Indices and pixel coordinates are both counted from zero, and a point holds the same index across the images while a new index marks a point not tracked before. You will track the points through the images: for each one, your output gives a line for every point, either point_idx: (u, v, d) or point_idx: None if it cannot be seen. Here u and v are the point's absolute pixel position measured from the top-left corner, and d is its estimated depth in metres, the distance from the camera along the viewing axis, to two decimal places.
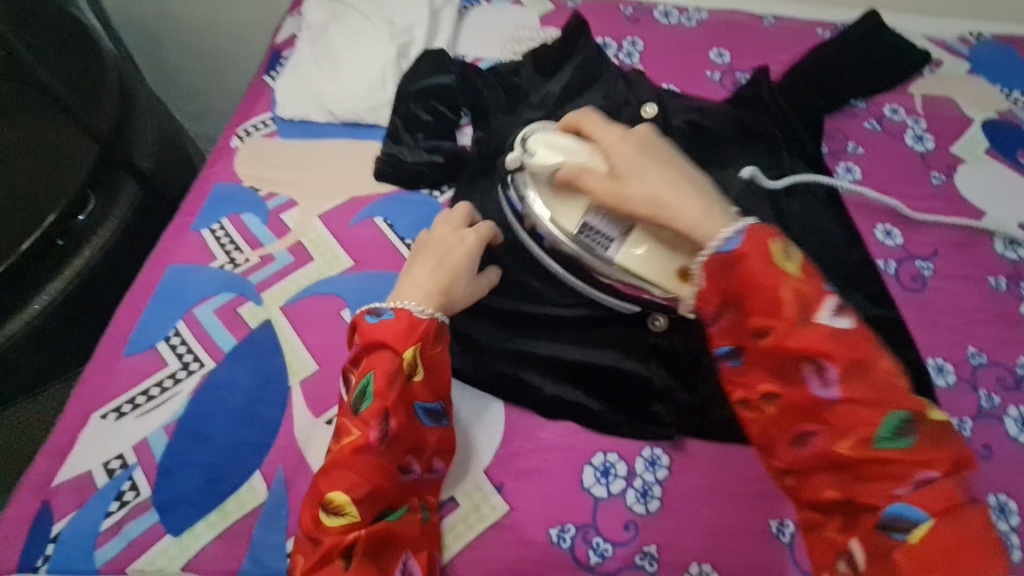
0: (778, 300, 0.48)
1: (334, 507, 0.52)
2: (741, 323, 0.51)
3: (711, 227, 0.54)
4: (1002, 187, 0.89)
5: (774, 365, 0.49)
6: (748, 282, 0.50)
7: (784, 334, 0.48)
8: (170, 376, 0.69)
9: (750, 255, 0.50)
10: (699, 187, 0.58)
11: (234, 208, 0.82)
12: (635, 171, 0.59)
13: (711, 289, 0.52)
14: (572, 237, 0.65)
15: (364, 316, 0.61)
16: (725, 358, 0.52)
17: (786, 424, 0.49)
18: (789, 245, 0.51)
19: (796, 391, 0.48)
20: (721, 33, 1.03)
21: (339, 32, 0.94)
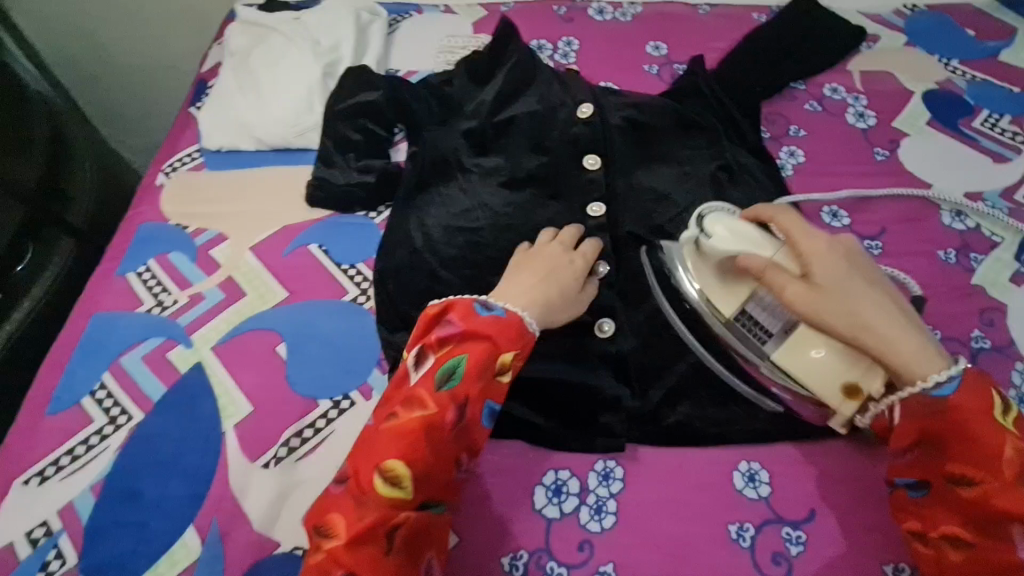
0: (997, 456, 0.49)
1: (392, 476, 0.52)
2: (939, 464, 0.52)
3: (923, 367, 0.51)
4: (948, 157, 0.87)
5: (975, 517, 0.50)
6: (963, 433, 0.50)
7: (993, 491, 0.49)
8: (97, 432, 0.67)
9: (964, 407, 0.50)
10: (908, 318, 0.53)
11: (161, 248, 0.80)
12: (842, 287, 0.53)
13: (909, 426, 0.52)
14: (726, 321, 0.59)
15: (473, 305, 0.59)
16: (908, 488, 0.54)
17: (976, 573, 0.50)
18: (1004, 399, 0.52)
19: (994, 548, 0.49)
20: (656, 25, 1.02)
21: (261, 55, 0.91)
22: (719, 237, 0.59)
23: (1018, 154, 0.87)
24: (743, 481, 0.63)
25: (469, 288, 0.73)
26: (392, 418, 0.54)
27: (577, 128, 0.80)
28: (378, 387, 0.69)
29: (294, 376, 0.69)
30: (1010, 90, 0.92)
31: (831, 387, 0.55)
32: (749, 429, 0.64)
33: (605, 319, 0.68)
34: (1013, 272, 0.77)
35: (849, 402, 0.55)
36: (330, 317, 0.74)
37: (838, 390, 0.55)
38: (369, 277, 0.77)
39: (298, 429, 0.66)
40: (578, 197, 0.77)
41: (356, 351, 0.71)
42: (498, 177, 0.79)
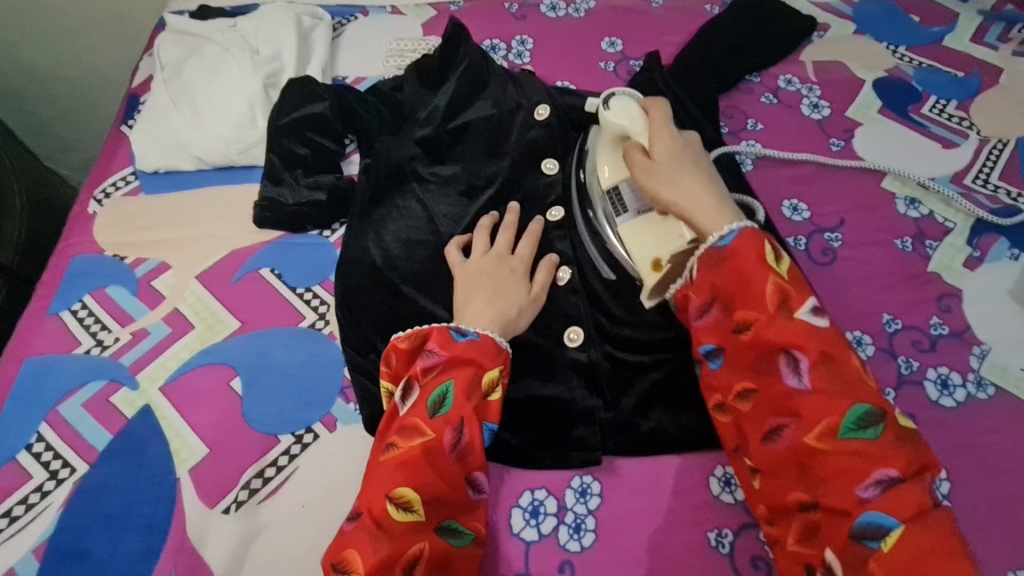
0: (762, 294, 0.52)
1: (403, 502, 0.51)
2: (726, 318, 0.55)
3: (715, 222, 0.56)
4: (899, 145, 0.88)
5: (752, 360, 0.53)
6: (740, 277, 0.54)
7: (762, 327, 0.52)
8: (38, 489, 0.62)
9: (740, 252, 0.54)
10: (722, 194, 0.58)
11: (97, 282, 0.75)
12: (673, 166, 0.60)
13: (704, 282, 0.56)
14: (602, 193, 0.67)
15: (449, 331, 0.59)
16: (709, 356, 0.56)
17: (760, 417, 0.53)
18: (779, 249, 0.55)
19: (771, 385, 0.52)
20: (610, 20, 1.00)
21: (196, 66, 0.85)
22: (614, 112, 0.65)
23: (964, 139, 0.89)
24: (719, 486, 0.63)
25: (434, 302, 0.69)
26: (391, 449, 0.54)
27: (535, 131, 0.76)
28: (342, 418, 0.66)
29: (251, 411, 0.66)
30: (954, 75, 0.94)
31: (645, 254, 0.62)
32: (722, 432, 0.64)
33: (573, 328, 0.66)
34: (966, 257, 0.79)
35: (653, 274, 0.61)
36: (287, 345, 0.70)
37: (647, 261, 0.61)
38: (328, 301, 0.73)
39: (259, 469, 0.63)
40: (537, 201, 0.74)
41: (316, 381, 0.68)
42: (455, 186, 0.76)
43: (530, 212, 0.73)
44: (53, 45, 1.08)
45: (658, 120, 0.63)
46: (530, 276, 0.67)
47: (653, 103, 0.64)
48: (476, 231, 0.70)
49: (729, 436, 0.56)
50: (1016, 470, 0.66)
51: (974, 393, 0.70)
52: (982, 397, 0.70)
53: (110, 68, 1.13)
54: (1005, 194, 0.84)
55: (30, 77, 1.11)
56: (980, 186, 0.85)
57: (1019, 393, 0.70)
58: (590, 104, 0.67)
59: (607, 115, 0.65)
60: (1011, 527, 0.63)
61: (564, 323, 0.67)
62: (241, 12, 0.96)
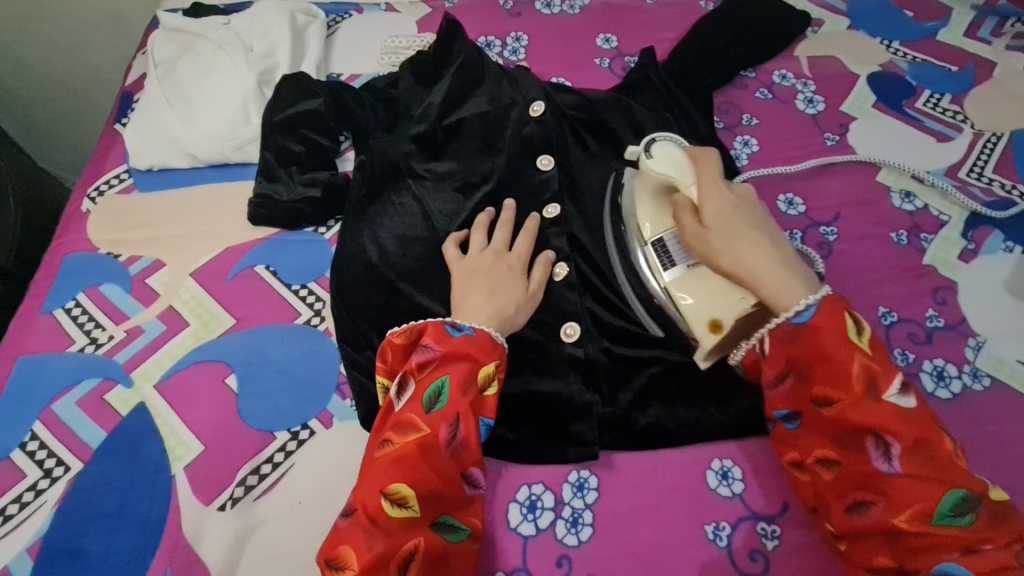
0: (846, 374, 0.51)
1: (398, 498, 0.51)
2: (805, 389, 0.53)
3: (789, 295, 0.53)
4: (894, 139, 0.89)
5: (836, 435, 0.52)
6: (820, 355, 0.52)
7: (846, 406, 0.51)
8: (31, 488, 0.62)
9: (821, 329, 0.52)
10: (789, 258, 0.55)
11: (91, 280, 0.74)
12: (731, 232, 0.56)
13: (777, 355, 0.54)
14: (644, 242, 0.63)
15: (444, 326, 0.58)
16: (783, 421, 0.55)
17: (843, 490, 0.52)
18: (860, 321, 0.53)
19: (857, 462, 0.51)
20: (605, 17, 1.00)
21: (189, 63, 0.85)
22: (657, 160, 0.62)
23: (958, 132, 0.89)
24: (716, 480, 0.62)
25: (430, 298, 0.69)
26: (386, 444, 0.54)
27: (529, 127, 0.76)
28: (338, 414, 0.65)
29: (247, 409, 0.66)
30: (948, 70, 0.94)
31: (702, 315, 0.58)
32: (720, 426, 0.64)
33: (569, 322, 0.66)
34: (961, 250, 0.79)
35: (711, 335, 0.58)
36: (283, 341, 0.70)
37: (704, 323, 0.58)
38: (323, 297, 0.73)
39: (255, 466, 0.63)
40: (533, 199, 0.73)
41: (312, 378, 0.68)
42: (451, 183, 0.76)
43: (526, 209, 0.73)
44: (46, 45, 1.08)
45: (708, 173, 0.59)
46: (527, 272, 0.67)
47: (701, 153, 0.60)
48: (473, 228, 0.70)
49: (807, 498, 0.55)
50: (1014, 461, 0.66)
51: (970, 384, 0.70)
52: (978, 388, 0.70)
53: (104, 68, 1.13)
54: (1000, 186, 0.84)
55: (22, 76, 1.11)
56: (974, 179, 0.85)
57: (1015, 384, 0.70)
58: (629, 152, 0.64)
59: (649, 163, 0.62)
60: None
61: (559, 317, 0.66)
62: (235, 10, 0.96)
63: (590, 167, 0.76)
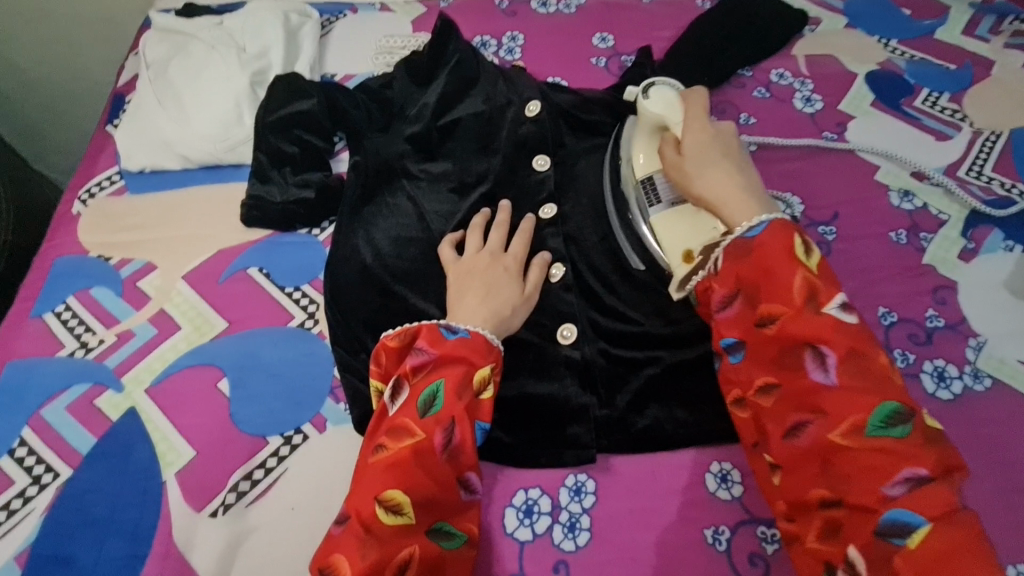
0: (789, 287, 0.51)
1: (392, 505, 0.50)
2: (751, 310, 0.53)
3: (741, 214, 0.56)
4: (893, 137, 0.88)
5: (777, 354, 0.52)
6: (764, 272, 0.52)
7: (788, 322, 0.51)
8: (20, 495, 0.61)
9: (766, 245, 0.53)
10: (752, 187, 0.58)
11: (81, 283, 0.73)
12: (704, 162, 0.60)
13: (726, 273, 0.55)
14: (636, 182, 0.66)
15: (438, 329, 0.58)
16: (729, 350, 0.55)
17: (783, 414, 0.51)
18: (808, 242, 0.54)
19: (796, 380, 0.51)
20: (601, 16, 0.99)
21: (181, 64, 0.84)
22: (652, 101, 0.64)
23: (957, 131, 0.88)
24: (715, 483, 0.62)
25: (425, 300, 0.68)
26: (380, 450, 0.53)
27: (525, 127, 0.75)
28: (332, 418, 0.65)
29: (239, 413, 0.65)
30: (946, 68, 0.94)
31: (677, 244, 0.61)
32: (719, 429, 0.63)
33: (566, 324, 0.65)
34: (960, 249, 0.79)
35: (683, 265, 0.60)
36: (276, 345, 0.69)
37: (678, 251, 0.61)
38: (317, 300, 0.72)
39: (247, 471, 0.62)
40: (529, 198, 0.73)
41: (305, 381, 0.67)
42: (446, 183, 0.75)
43: (522, 210, 0.72)
44: (38, 47, 1.07)
45: (694, 112, 0.63)
46: (523, 273, 0.66)
47: (691, 93, 0.63)
48: (470, 229, 0.69)
49: (748, 432, 0.54)
50: (1016, 461, 0.65)
51: (970, 385, 0.69)
52: (979, 389, 0.69)
53: (97, 70, 1.12)
54: (999, 185, 0.84)
55: (15, 79, 1.10)
56: (974, 177, 0.85)
57: (1016, 385, 0.69)
58: (629, 93, 0.65)
59: (646, 104, 0.64)
60: (1010, 520, 0.62)
61: (556, 320, 0.66)
62: (228, 10, 0.95)
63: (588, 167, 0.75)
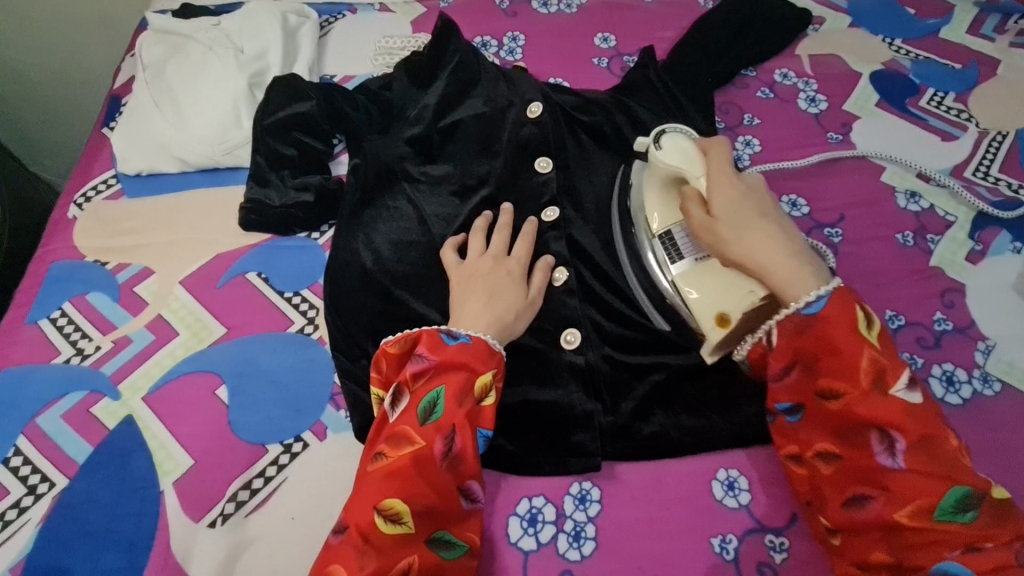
0: (855, 367, 0.49)
1: (392, 514, 0.49)
2: (811, 383, 0.51)
3: (798, 286, 0.51)
4: (898, 138, 0.87)
5: (839, 428, 0.50)
6: (827, 348, 0.50)
7: (853, 400, 0.49)
8: (15, 505, 0.60)
9: (831, 320, 0.50)
10: (799, 248, 0.53)
11: (77, 289, 0.72)
12: (742, 223, 0.54)
13: (784, 347, 0.52)
14: (652, 236, 0.63)
15: (439, 334, 0.57)
16: (785, 414, 0.53)
17: (842, 484, 0.50)
18: (869, 314, 0.51)
19: (859, 455, 0.49)
20: (603, 15, 0.98)
21: (178, 66, 0.83)
22: (665, 151, 0.60)
23: (963, 131, 0.87)
24: (722, 490, 0.61)
25: (426, 304, 0.67)
26: (380, 458, 0.52)
27: (527, 129, 0.74)
28: (332, 425, 0.64)
29: (238, 421, 0.64)
30: (951, 67, 0.93)
31: (709, 308, 0.57)
32: (725, 435, 0.62)
33: (569, 329, 0.64)
34: (968, 251, 0.78)
35: (717, 330, 0.57)
36: (275, 351, 0.68)
37: (710, 317, 0.57)
38: (316, 304, 0.71)
39: (246, 480, 0.61)
40: (531, 201, 0.72)
41: (305, 388, 0.66)
42: (447, 186, 0.74)
43: (524, 213, 0.71)
44: (33, 48, 1.06)
45: (718, 164, 0.58)
46: (526, 277, 0.65)
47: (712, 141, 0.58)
48: (472, 232, 0.68)
49: (802, 491, 0.53)
50: None
51: (980, 389, 0.69)
52: (988, 393, 0.68)
53: (94, 72, 1.11)
54: (1006, 186, 0.83)
55: (10, 80, 1.08)
56: (980, 178, 0.84)
57: None
58: (640, 143, 0.62)
59: (659, 155, 0.60)
60: None
61: (558, 325, 0.65)
62: (225, 11, 0.94)
63: (590, 169, 0.74)
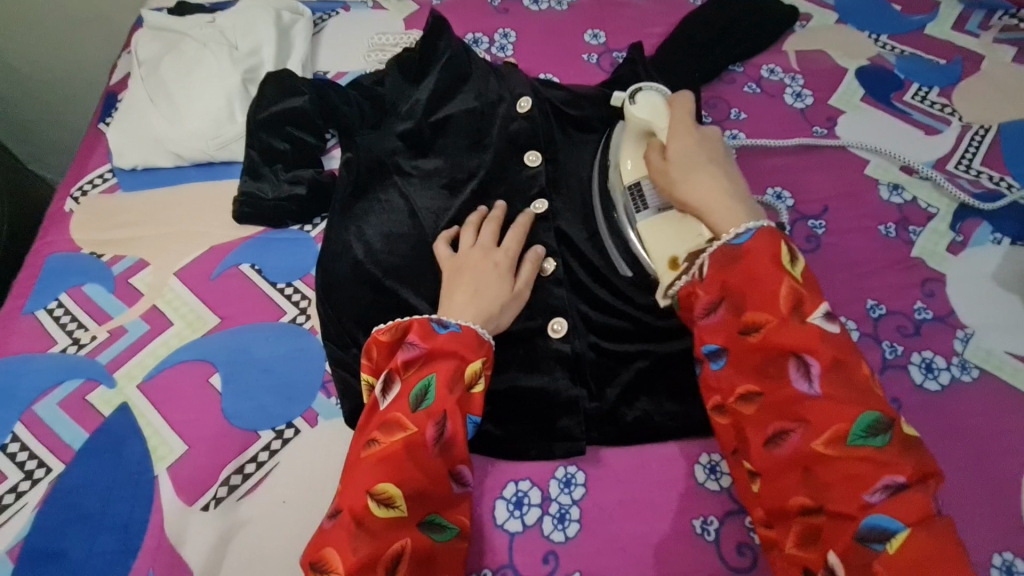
0: (775, 296, 0.51)
1: (384, 498, 0.50)
2: (735, 319, 0.53)
3: (728, 219, 0.56)
4: (883, 132, 0.88)
5: (760, 362, 0.52)
6: (750, 278, 0.52)
7: (773, 331, 0.51)
8: (12, 490, 0.61)
9: (753, 252, 0.53)
10: (741, 194, 0.58)
11: (73, 280, 0.74)
12: (690, 164, 0.60)
13: (713, 279, 0.55)
14: (623, 188, 0.67)
15: (430, 323, 0.58)
16: (712, 357, 0.55)
17: (765, 421, 0.51)
18: (794, 250, 0.54)
19: (778, 389, 0.51)
20: (593, 12, 1.00)
21: (173, 62, 0.84)
22: (639, 106, 0.65)
23: (946, 125, 0.89)
24: (704, 474, 0.62)
25: (416, 295, 0.69)
26: (372, 444, 0.53)
27: (516, 123, 0.75)
28: (323, 413, 0.65)
29: (231, 408, 0.65)
30: (936, 63, 0.94)
31: (663, 250, 0.61)
32: (708, 419, 0.64)
33: (556, 318, 0.65)
34: (949, 241, 0.79)
35: (669, 271, 0.60)
36: (268, 340, 0.69)
37: (665, 258, 0.61)
38: (308, 295, 0.72)
39: (238, 465, 0.62)
40: (520, 194, 0.73)
41: (298, 376, 0.67)
42: (438, 179, 0.75)
43: (514, 205, 0.73)
44: (30, 46, 1.07)
45: (680, 118, 0.63)
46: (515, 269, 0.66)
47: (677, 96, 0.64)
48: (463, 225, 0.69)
49: (727, 439, 0.55)
50: (1004, 451, 0.66)
51: (958, 375, 0.70)
52: (966, 379, 0.70)
53: (91, 69, 1.13)
54: (988, 179, 0.84)
55: (8, 78, 1.10)
56: (963, 171, 0.85)
57: (1004, 376, 0.70)
58: (617, 98, 0.66)
59: (633, 109, 0.65)
60: (996, 509, 0.63)
61: (545, 315, 0.66)
62: (221, 8, 0.95)
63: (578, 162, 0.75)
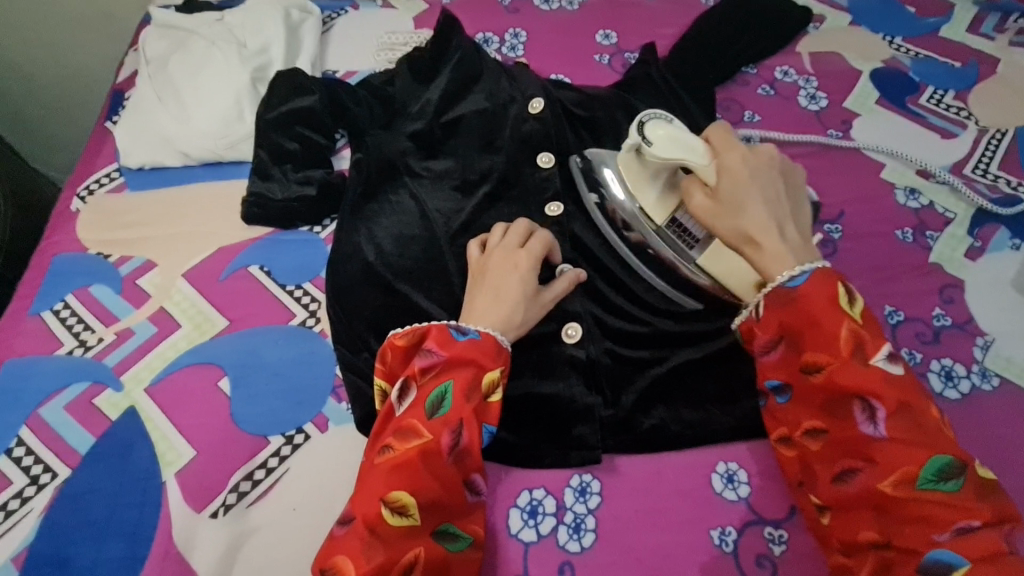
0: (835, 339, 0.50)
1: (399, 506, 0.49)
2: (795, 359, 0.53)
3: (780, 260, 0.52)
4: (899, 135, 0.87)
5: (824, 402, 0.51)
6: (811, 321, 0.51)
7: (836, 372, 0.50)
8: (17, 496, 0.60)
9: (811, 294, 0.51)
10: (790, 228, 0.54)
11: (80, 281, 0.72)
12: (739, 196, 0.54)
13: (770, 321, 0.53)
14: (658, 226, 0.63)
15: (449, 330, 0.56)
16: (774, 393, 0.55)
17: (830, 458, 0.51)
18: (852, 290, 0.52)
19: (842, 428, 0.50)
20: (605, 12, 0.98)
21: (181, 60, 0.83)
22: (658, 146, 0.58)
23: (963, 129, 0.88)
24: (721, 483, 0.61)
25: (427, 298, 0.67)
26: (387, 450, 0.52)
27: (529, 124, 0.74)
28: (334, 418, 0.64)
29: (240, 413, 0.64)
30: (951, 66, 0.93)
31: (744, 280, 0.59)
32: (725, 427, 0.63)
33: (570, 323, 0.64)
34: (967, 247, 0.78)
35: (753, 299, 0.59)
36: (278, 343, 0.68)
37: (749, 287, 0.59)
38: (318, 298, 0.71)
39: (248, 472, 0.61)
40: (533, 197, 0.72)
41: (307, 380, 0.66)
42: (449, 181, 0.74)
43: (527, 208, 0.72)
44: (36, 43, 1.06)
45: (715, 147, 0.56)
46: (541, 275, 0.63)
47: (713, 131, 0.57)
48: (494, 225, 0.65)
49: (793, 471, 0.55)
50: None
51: (978, 384, 0.69)
52: (986, 388, 0.69)
53: (97, 67, 1.12)
54: (1005, 184, 0.83)
55: (12, 75, 1.09)
56: (980, 175, 0.84)
57: None
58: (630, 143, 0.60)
59: (652, 151, 0.58)
60: None
61: (559, 320, 0.65)
62: (228, 6, 0.94)
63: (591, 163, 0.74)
